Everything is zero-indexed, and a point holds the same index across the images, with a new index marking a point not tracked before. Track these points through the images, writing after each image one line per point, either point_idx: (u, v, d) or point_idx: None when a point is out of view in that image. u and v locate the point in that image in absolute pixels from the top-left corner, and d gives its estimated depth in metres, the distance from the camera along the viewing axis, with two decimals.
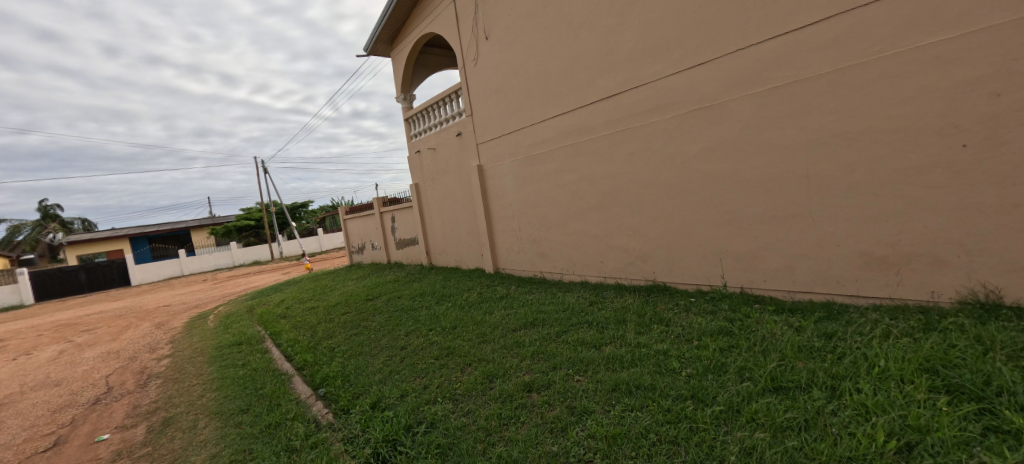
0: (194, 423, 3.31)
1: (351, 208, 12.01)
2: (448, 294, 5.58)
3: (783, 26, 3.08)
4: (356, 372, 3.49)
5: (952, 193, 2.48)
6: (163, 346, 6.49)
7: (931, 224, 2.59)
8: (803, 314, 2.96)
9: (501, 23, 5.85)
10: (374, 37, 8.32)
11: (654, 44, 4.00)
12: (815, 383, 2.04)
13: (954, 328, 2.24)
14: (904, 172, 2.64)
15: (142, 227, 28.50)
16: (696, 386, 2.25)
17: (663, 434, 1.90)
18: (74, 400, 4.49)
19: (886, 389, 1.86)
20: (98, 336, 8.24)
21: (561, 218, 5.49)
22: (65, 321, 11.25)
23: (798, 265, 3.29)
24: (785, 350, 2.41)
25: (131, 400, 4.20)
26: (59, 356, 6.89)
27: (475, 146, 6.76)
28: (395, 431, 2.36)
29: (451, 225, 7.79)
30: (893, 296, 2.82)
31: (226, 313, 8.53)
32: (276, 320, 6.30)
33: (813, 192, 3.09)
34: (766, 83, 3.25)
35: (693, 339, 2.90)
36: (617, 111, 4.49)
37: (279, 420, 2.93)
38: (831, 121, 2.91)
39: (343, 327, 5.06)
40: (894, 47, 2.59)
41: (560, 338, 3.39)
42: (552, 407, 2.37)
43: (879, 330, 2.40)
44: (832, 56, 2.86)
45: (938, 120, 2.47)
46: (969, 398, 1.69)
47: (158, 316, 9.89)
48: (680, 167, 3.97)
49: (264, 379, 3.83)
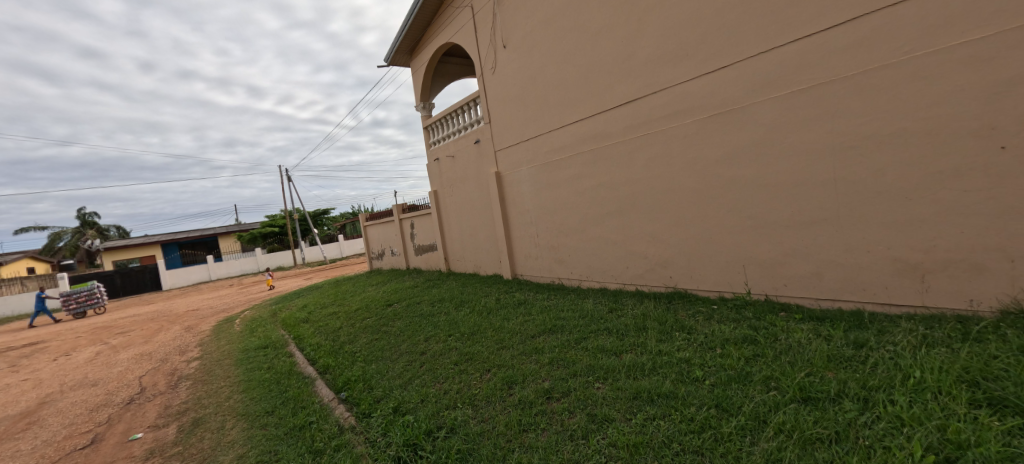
0: (222, 424, 3.42)
1: (371, 214, 12.19)
2: (466, 300, 5.61)
3: (805, 29, 3.05)
4: (377, 376, 3.56)
5: (991, 197, 2.38)
6: (192, 349, 6.72)
7: (967, 230, 2.49)
8: (832, 322, 2.87)
9: (519, 31, 5.93)
10: (395, 48, 8.58)
11: (672, 50, 4.00)
12: (846, 394, 1.98)
13: (992, 337, 2.15)
14: (937, 175, 2.56)
15: (173, 234, 29.72)
16: (720, 395, 2.21)
17: (686, 444, 1.87)
18: (110, 400, 4.69)
19: (923, 401, 1.78)
20: (132, 338, 8.61)
21: (580, 224, 5.50)
22: (102, 324, 11.77)
23: (825, 272, 3.21)
24: (814, 359, 2.34)
25: (162, 401, 4.36)
26: (96, 357, 7.22)
27: (493, 153, 6.84)
28: (416, 436, 2.39)
29: (469, 231, 7.87)
30: (927, 303, 2.71)
31: (251, 317, 8.80)
32: (299, 325, 6.46)
33: (839, 197, 3.03)
34: (789, 86, 3.20)
35: (716, 347, 2.85)
36: (635, 117, 4.50)
37: (303, 423, 2.99)
38: (858, 123, 2.85)
39: (364, 332, 5.15)
40: (924, 47, 2.53)
41: (579, 345, 3.36)
42: (572, 414, 2.36)
43: (914, 340, 2.31)
44: (856, 58, 2.81)
45: (972, 122, 2.39)
46: (1014, 412, 1.60)
47: (186, 320, 10.26)
48: (701, 172, 3.95)
49: (288, 382, 3.93)
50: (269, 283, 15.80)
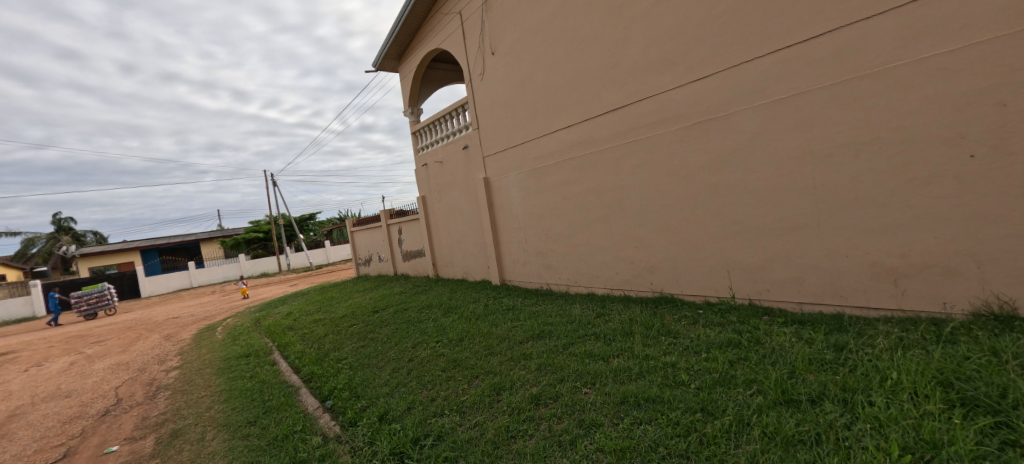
0: (202, 435, 3.32)
1: (359, 220, 12.06)
2: (454, 307, 5.59)
3: (785, 40, 3.15)
4: (363, 384, 3.51)
5: (961, 204, 2.48)
6: (172, 358, 6.53)
7: (939, 235, 2.58)
8: (813, 326, 2.94)
9: (507, 38, 5.97)
10: (383, 54, 8.57)
11: (658, 59, 4.09)
12: (826, 396, 2.02)
13: (965, 339, 2.23)
14: (910, 182, 2.65)
15: (153, 240, 28.99)
16: (705, 398, 2.23)
17: (672, 448, 1.88)
18: (84, 411, 4.52)
19: (899, 402, 1.83)
20: (107, 348, 8.33)
21: (568, 230, 5.53)
22: (76, 333, 11.36)
23: (806, 276, 3.29)
24: (796, 363, 2.39)
25: (139, 412, 4.23)
26: (70, 368, 6.97)
27: (482, 159, 6.86)
28: (402, 444, 2.37)
29: (458, 237, 7.84)
30: (903, 306, 2.80)
31: (234, 325, 8.61)
32: (283, 332, 6.35)
33: (819, 203, 3.11)
34: (771, 95, 3.29)
35: (701, 352, 2.88)
36: (622, 124, 4.56)
37: (287, 433, 2.92)
38: (836, 132, 2.94)
39: (350, 339, 5.09)
40: (896, 59, 2.63)
41: (567, 350, 3.38)
42: (560, 420, 2.36)
43: (891, 343, 2.37)
44: (834, 69, 2.91)
45: (944, 131, 2.48)
46: (985, 412, 1.66)
47: (166, 328, 9.98)
48: (686, 178, 4.02)
49: (272, 391, 3.85)
50: (247, 292, 15.40)
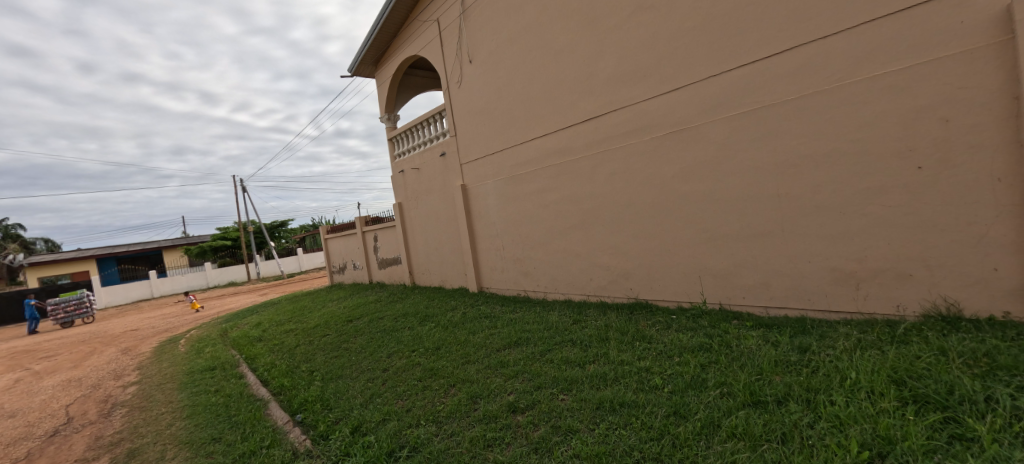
0: (161, 454, 3.14)
1: (333, 227, 11.78)
2: (431, 315, 5.51)
3: (751, 55, 3.30)
4: (336, 396, 3.40)
5: (911, 211, 2.64)
6: (130, 373, 6.16)
7: (892, 241, 2.74)
8: (779, 329, 3.05)
9: (485, 46, 6.01)
10: (359, 58, 8.46)
11: (632, 70, 4.20)
12: (791, 396, 2.10)
13: (917, 340, 2.36)
14: (866, 191, 2.81)
15: (110, 249, 27.41)
16: (678, 402, 2.28)
17: (647, 451, 1.91)
18: (30, 432, 4.20)
19: (858, 401, 1.92)
20: (58, 363, 7.78)
21: (545, 237, 5.57)
22: (21, 348, 10.56)
23: (772, 281, 3.42)
24: (763, 365, 2.48)
25: (93, 431, 3.96)
26: (15, 386, 6.47)
27: (459, 166, 6.84)
28: (376, 457, 2.31)
29: (435, 244, 7.76)
30: (861, 309, 2.95)
31: (199, 336, 8.22)
32: (251, 344, 6.09)
33: (783, 211, 3.25)
34: (737, 107, 3.43)
35: (675, 356, 2.95)
36: (597, 133, 4.65)
37: (254, 449, 2.80)
38: (799, 143, 3.09)
39: (323, 349, 4.93)
40: (852, 76, 2.80)
41: (544, 357, 3.39)
42: (537, 427, 2.36)
43: (850, 344, 2.49)
44: (795, 84, 3.07)
45: (895, 144, 2.65)
46: (935, 407, 1.76)
47: (124, 341, 9.42)
48: (659, 186, 4.13)
49: (239, 406, 3.68)
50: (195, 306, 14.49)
